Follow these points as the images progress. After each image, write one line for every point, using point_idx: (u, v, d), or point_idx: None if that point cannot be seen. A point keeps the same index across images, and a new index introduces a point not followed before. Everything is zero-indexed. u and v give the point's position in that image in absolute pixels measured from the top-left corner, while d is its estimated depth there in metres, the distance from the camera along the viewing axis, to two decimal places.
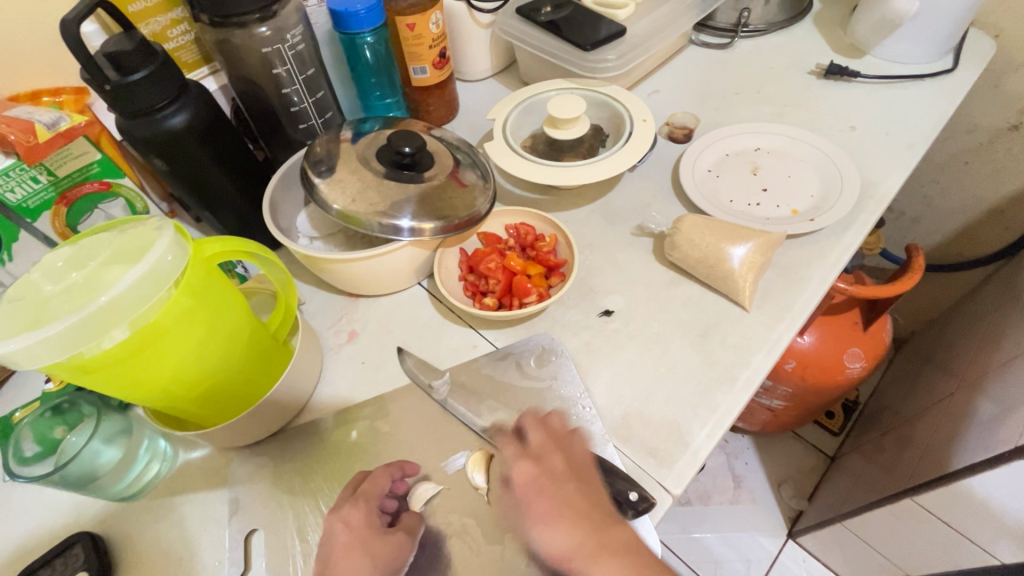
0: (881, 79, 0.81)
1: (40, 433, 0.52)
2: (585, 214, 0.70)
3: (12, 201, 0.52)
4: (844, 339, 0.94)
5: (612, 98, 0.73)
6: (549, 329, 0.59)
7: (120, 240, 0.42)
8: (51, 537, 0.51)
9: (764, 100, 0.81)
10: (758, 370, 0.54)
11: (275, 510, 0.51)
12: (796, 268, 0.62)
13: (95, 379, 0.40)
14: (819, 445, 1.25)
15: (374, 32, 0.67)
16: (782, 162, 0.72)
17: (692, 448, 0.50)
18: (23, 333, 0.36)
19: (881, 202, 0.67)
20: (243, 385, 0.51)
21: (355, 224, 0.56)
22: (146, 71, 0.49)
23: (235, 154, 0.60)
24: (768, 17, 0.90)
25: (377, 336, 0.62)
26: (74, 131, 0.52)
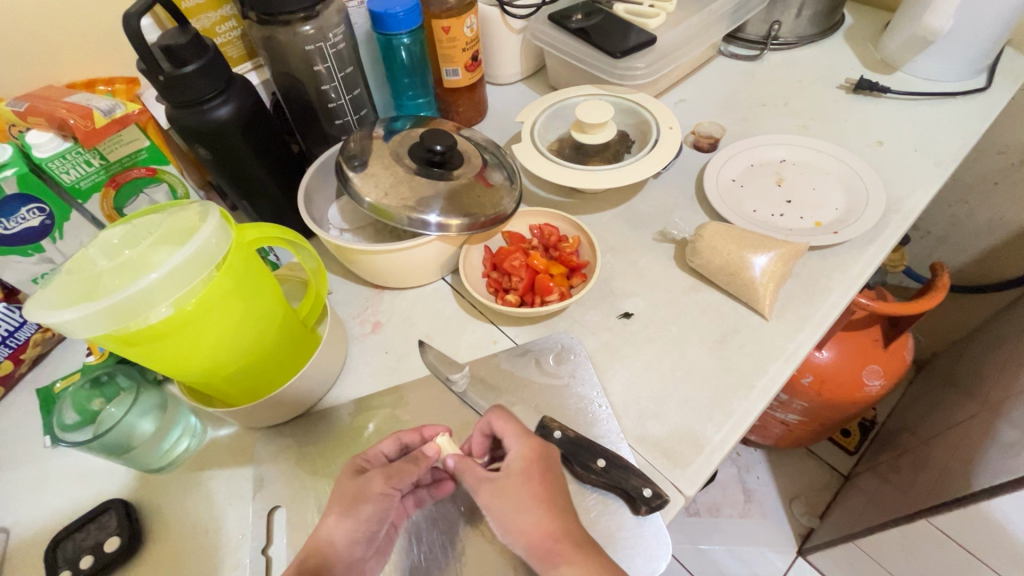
0: (911, 96, 0.81)
1: (80, 404, 0.55)
2: (608, 218, 0.71)
3: (66, 181, 0.55)
4: (863, 356, 0.93)
5: (639, 105, 0.74)
6: (568, 328, 0.61)
7: (169, 221, 0.44)
8: (86, 504, 0.53)
9: (791, 112, 0.81)
10: (775, 378, 0.55)
11: (297, 488, 0.53)
12: (817, 279, 0.62)
13: (140, 352, 0.42)
14: (833, 463, 1.24)
15: (411, 34, 0.69)
16: (807, 174, 0.72)
17: (706, 452, 0.51)
18: (78, 304, 0.38)
19: (907, 218, 0.67)
20: (273, 368, 0.53)
21: (385, 217, 0.57)
22: (197, 63, 0.52)
23: (274, 146, 0.63)
24: (798, 30, 0.90)
25: (401, 328, 0.63)
26: (127, 118, 0.55)
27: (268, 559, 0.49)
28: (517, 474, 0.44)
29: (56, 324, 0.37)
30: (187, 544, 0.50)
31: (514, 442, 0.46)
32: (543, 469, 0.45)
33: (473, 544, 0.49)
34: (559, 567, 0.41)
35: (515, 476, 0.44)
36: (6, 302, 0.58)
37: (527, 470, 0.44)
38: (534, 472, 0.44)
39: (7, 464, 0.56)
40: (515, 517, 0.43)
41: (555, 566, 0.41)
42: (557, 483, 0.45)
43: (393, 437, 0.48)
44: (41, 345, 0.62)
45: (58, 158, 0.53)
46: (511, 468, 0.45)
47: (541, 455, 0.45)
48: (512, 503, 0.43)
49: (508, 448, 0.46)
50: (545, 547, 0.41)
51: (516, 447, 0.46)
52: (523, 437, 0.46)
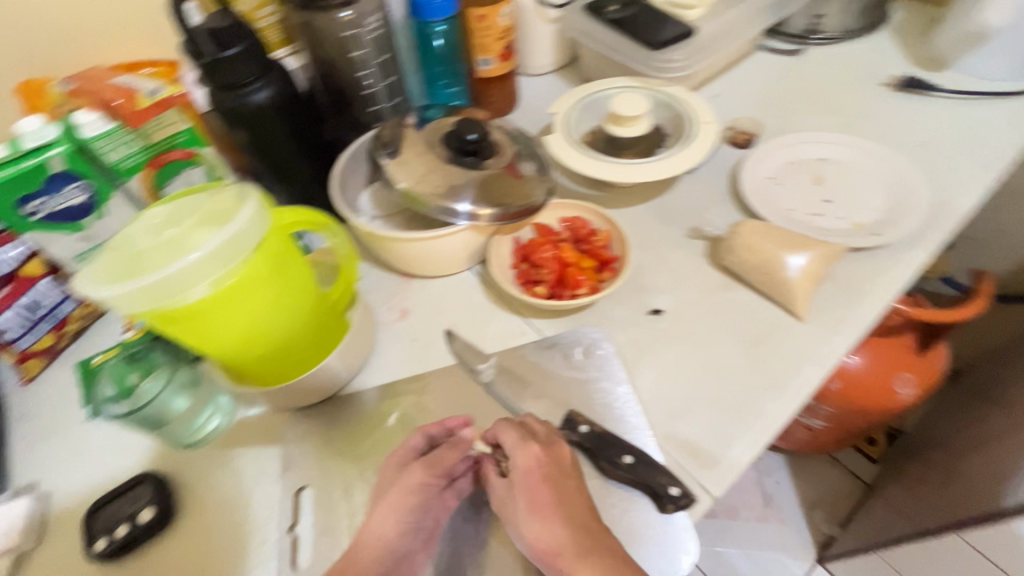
0: (960, 95, 0.78)
1: (117, 377, 0.56)
2: (639, 213, 0.70)
3: (109, 161, 0.57)
4: (895, 363, 0.91)
5: (674, 98, 0.73)
6: (596, 323, 0.60)
7: (209, 203, 0.45)
8: (122, 475, 0.55)
9: (832, 110, 0.79)
10: (809, 381, 0.54)
11: (323, 470, 0.54)
12: (855, 282, 0.60)
13: (179, 329, 0.43)
14: (857, 472, 1.21)
15: (447, 21, 0.70)
16: (848, 174, 0.70)
17: (736, 453, 0.50)
18: (120, 281, 0.39)
19: (953, 221, 0.64)
20: (304, 352, 0.54)
21: (417, 205, 0.58)
22: (239, 47, 0.53)
23: (308, 131, 0.63)
24: (842, 25, 0.87)
25: (428, 316, 0.64)
26: (169, 101, 0.57)
27: (294, 537, 0.50)
28: (521, 481, 0.46)
29: (102, 298, 0.38)
30: (217, 519, 0.52)
31: (517, 450, 0.47)
32: (545, 475, 0.46)
33: (496, 534, 0.50)
34: (564, 573, 0.43)
35: (520, 483, 0.46)
36: (50, 277, 0.60)
37: (528, 479, 0.45)
38: (535, 479, 0.45)
39: (48, 433, 0.59)
40: (525, 522, 0.45)
41: (559, 570, 0.43)
42: (563, 489, 0.46)
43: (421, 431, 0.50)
44: (81, 320, 0.64)
45: (103, 138, 0.55)
46: (518, 474, 0.46)
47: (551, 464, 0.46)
48: (522, 507, 0.45)
49: (513, 453, 0.47)
50: (549, 552, 0.43)
51: (544, 445, 0.47)
52: (524, 445, 0.47)
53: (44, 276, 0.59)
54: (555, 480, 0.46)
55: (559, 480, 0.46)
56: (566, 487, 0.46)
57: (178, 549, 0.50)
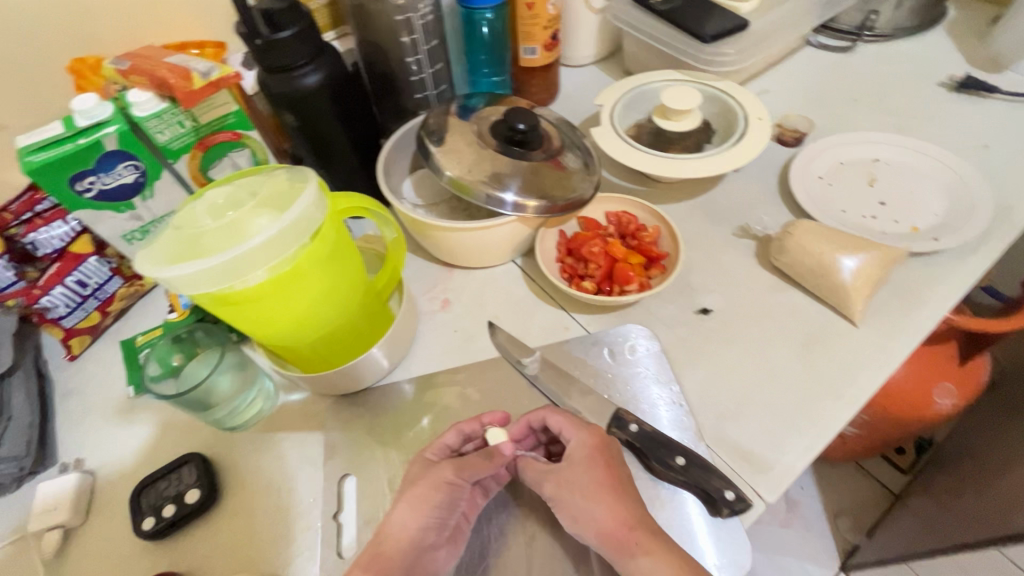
0: (1021, 97, 0.75)
1: (161, 357, 0.57)
2: (686, 210, 0.68)
3: (160, 141, 0.56)
4: (936, 372, 0.88)
5: (725, 92, 0.71)
6: (643, 320, 0.59)
7: (267, 186, 0.45)
8: (166, 454, 0.55)
9: (886, 109, 0.77)
10: (865, 387, 0.52)
11: (367, 458, 0.53)
12: (913, 287, 0.58)
13: (235, 312, 0.43)
14: (884, 481, 1.19)
15: (494, 9, 0.69)
16: (904, 176, 0.68)
17: (789, 458, 0.49)
18: (182, 261, 0.39)
19: (1016, 228, 0.62)
20: (350, 339, 0.53)
21: (464, 193, 0.57)
22: (293, 30, 0.52)
23: (355, 117, 0.62)
24: (896, 22, 0.84)
25: (470, 307, 0.63)
26: (222, 82, 0.55)
27: (339, 524, 0.50)
28: (580, 463, 0.46)
29: (165, 279, 0.38)
30: (261, 502, 0.52)
31: (573, 432, 0.47)
32: (604, 458, 0.46)
33: (542, 530, 0.49)
34: (637, 558, 0.42)
35: (579, 465, 0.46)
36: (97, 256, 0.60)
37: (589, 460, 0.46)
38: (597, 460, 0.46)
39: (92, 410, 0.59)
40: (585, 507, 0.44)
41: (631, 557, 0.42)
42: (621, 473, 0.46)
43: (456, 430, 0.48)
44: (124, 299, 0.64)
45: (155, 118, 0.54)
46: (574, 458, 0.46)
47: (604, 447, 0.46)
48: (576, 494, 0.45)
49: (567, 437, 0.48)
50: (618, 537, 0.42)
51: (582, 435, 0.47)
52: (584, 427, 0.47)
53: (92, 254, 0.60)
54: (612, 462, 0.46)
55: (618, 464, 0.46)
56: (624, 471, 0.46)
57: (223, 530, 0.50)
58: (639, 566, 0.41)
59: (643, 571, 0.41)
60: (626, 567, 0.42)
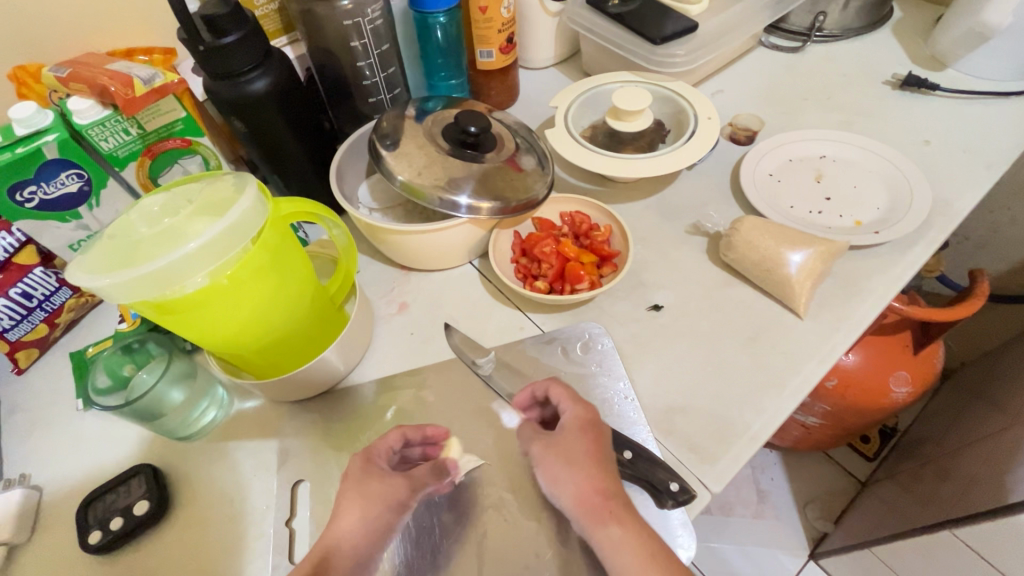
0: (961, 94, 0.78)
1: (111, 368, 0.56)
2: (640, 209, 0.70)
3: (104, 149, 0.56)
4: (892, 362, 0.91)
5: (677, 93, 0.72)
6: (597, 318, 0.60)
7: (206, 192, 0.44)
8: (115, 467, 0.54)
9: (834, 107, 0.79)
10: (809, 378, 0.54)
11: (321, 464, 0.53)
12: (856, 279, 0.60)
13: (175, 320, 0.42)
14: (850, 469, 1.22)
15: (447, 13, 0.68)
16: (849, 172, 0.70)
17: (735, 449, 0.50)
18: (117, 270, 0.38)
19: (953, 220, 0.64)
20: (302, 343, 0.53)
21: (417, 197, 0.57)
22: (237, 34, 0.52)
23: (307, 122, 0.62)
24: (844, 22, 0.87)
25: (427, 310, 0.63)
26: (166, 88, 0.55)
27: (292, 530, 0.50)
28: (573, 433, 0.47)
29: (96, 288, 0.37)
30: (213, 511, 0.51)
31: (569, 404, 0.48)
32: (593, 432, 0.47)
33: (495, 529, 0.49)
34: (610, 527, 0.42)
35: (571, 435, 0.46)
36: (43, 266, 0.59)
37: (581, 431, 0.46)
38: (587, 433, 0.46)
39: (40, 425, 0.58)
40: (567, 473, 0.44)
41: (603, 524, 0.42)
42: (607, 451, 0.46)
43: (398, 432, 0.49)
44: (74, 310, 0.63)
45: (97, 125, 0.54)
46: (567, 427, 0.47)
47: (593, 421, 0.47)
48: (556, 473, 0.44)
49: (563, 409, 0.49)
50: (594, 503, 0.43)
51: (571, 410, 0.48)
52: (581, 401, 0.48)
53: (37, 265, 0.58)
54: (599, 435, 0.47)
55: (605, 438, 0.47)
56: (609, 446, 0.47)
57: (173, 542, 0.50)
58: (610, 534, 0.42)
59: (614, 539, 0.42)
60: (595, 535, 0.43)
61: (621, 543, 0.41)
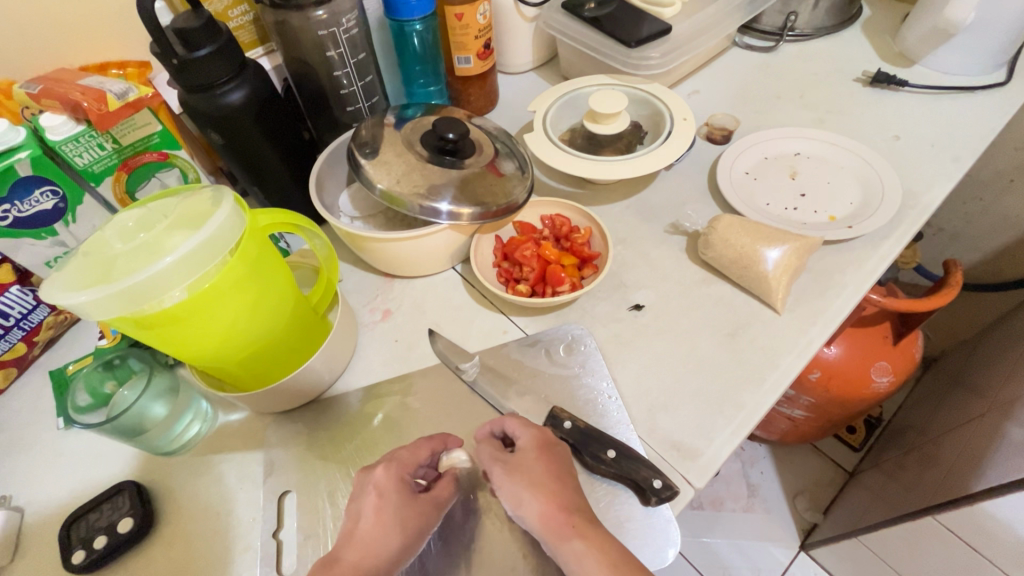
0: (928, 89, 0.80)
1: (92, 386, 0.56)
2: (619, 210, 0.70)
3: (79, 165, 0.55)
4: (872, 353, 0.93)
5: (653, 95, 0.73)
6: (579, 320, 0.60)
7: (183, 206, 0.44)
8: (98, 486, 0.53)
9: (807, 105, 0.80)
10: (787, 372, 0.55)
11: (307, 474, 0.53)
12: (830, 274, 0.62)
13: (154, 334, 0.42)
14: (838, 460, 1.23)
15: (423, 20, 0.69)
16: (822, 168, 0.71)
17: (717, 444, 0.51)
18: (93, 286, 0.38)
19: (923, 213, 0.66)
20: (285, 354, 0.53)
21: (397, 205, 0.57)
22: (211, 47, 0.52)
23: (286, 133, 0.62)
24: (815, 22, 0.89)
25: (411, 316, 0.63)
26: (140, 102, 0.55)
27: (279, 541, 0.50)
28: (531, 454, 0.47)
29: (73, 306, 0.37)
30: (199, 526, 0.51)
31: (524, 430, 0.48)
32: (550, 452, 0.47)
33: (483, 531, 0.50)
34: (573, 541, 0.42)
35: (529, 458, 0.46)
36: (20, 284, 0.58)
37: (539, 453, 0.47)
38: (544, 454, 0.47)
39: (21, 445, 0.57)
40: (529, 494, 0.44)
41: (568, 540, 0.42)
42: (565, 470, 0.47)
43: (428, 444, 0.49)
44: (53, 328, 0.63)
45: (71, 141, 0.53)
46: (525, 450, 0.47)
47: (549, 443, 0.48)
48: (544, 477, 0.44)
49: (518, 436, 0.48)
50: (558, 520, 0.43)
51: (525, 434, 0.48)
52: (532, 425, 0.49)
53: (14, 283, 0.58)
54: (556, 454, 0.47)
55: (562, 455, 0.48)
56: (567, 464, 0.47)
57: (160, 557, 0.49)
58: (573, 548, 0.42)
59: (576, 554, 0.41)
60: (559, 549, 0.42)
61: (583, 557, 0.41)
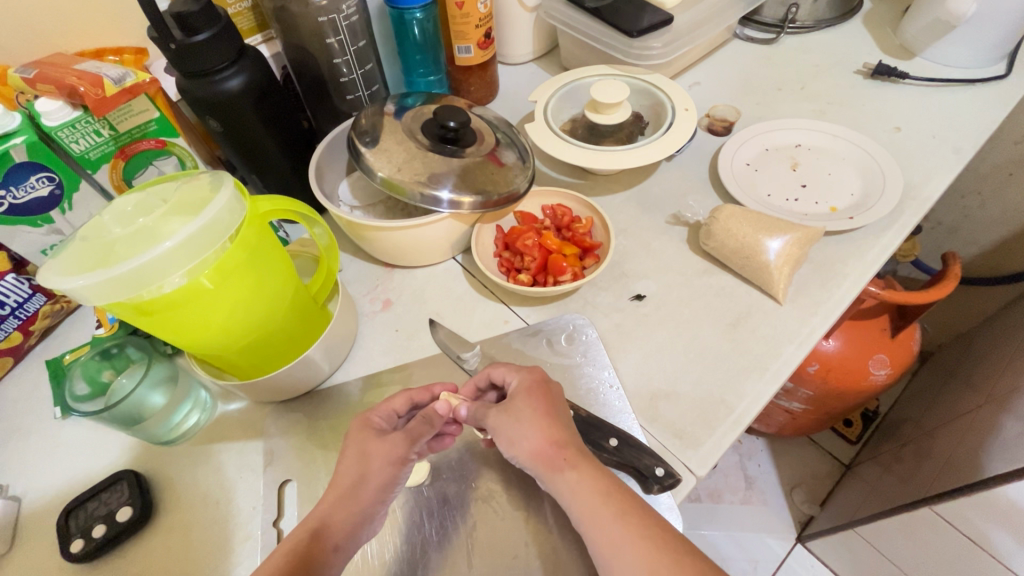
0: (929, 82, 0.80)
1: (90, 374, 0.55)
2: (621, 201, 0.70)
3: (75, 151, 0.55)
4: (870, 346, 0.93)
5: (655, 86, 0.73)
6: (581, 310, 0.60)
7: (182, 191, 0.44)
8: (97, 475, 0.53)
9: (807, 97, 0.80)
10: (789, 361, 0.55)
11: (308, 463, 0.53)
12: (831, 264, 0.62)
13: (152, 321, 0.42)
14: (834, 452, 1.24)
15: (423, 8, 0.68)
16: (823, 159, 0.71)
17: (719, 432, 0.51)
18: (91, 270, 0.38)
19: (923, 204, 0.66)
20: (285, 342, 0.53)
21: (398, 193, 0.57)
22: (209, 32, 0.51)
23: (285, 121, 0.62)
24: (816, 14, 0.88)
25: (411, 306, 0.63)
26: (138, 88, 0.54)
27: (279, 530, 0.49)
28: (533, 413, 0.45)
29: (69, 291, 0.37)
30: (199, 515, 0.51)
31: (515, 374, 0.48)
32: (541, 393, 0.46)
33: (484, 520, 0.49)
34: (565, 473, 0.42)
35: (518, 398, 0.45)
36: (15, 273, 0.58)
37: (529, 392, 0.46)
38: (534, 394, 0.46)
39: (17, 434, 0.57)
40: (519, 430, 0.43)
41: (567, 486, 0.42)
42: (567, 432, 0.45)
43: (405, 395, 0.48)
44: (50, 317, 0.62)
45: (67, 127, 0.52)
46: (517, 391, 0.46)
47: (542, 382, 0.47)
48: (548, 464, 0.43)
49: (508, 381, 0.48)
50: (549, 454, 0.43)
51: (517, 377, 0.47)
52: (526, 369, 0.48)
53: (10, 272, 0.57)
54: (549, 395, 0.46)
55: (555, 397, 0.46)
56: (560, 405, 0.46)
57: (159, 547, 0.49)
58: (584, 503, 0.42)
59: (580, 501, 0.41)
60: (553, 483, 0.42)
61: (588, 536, 0.40)
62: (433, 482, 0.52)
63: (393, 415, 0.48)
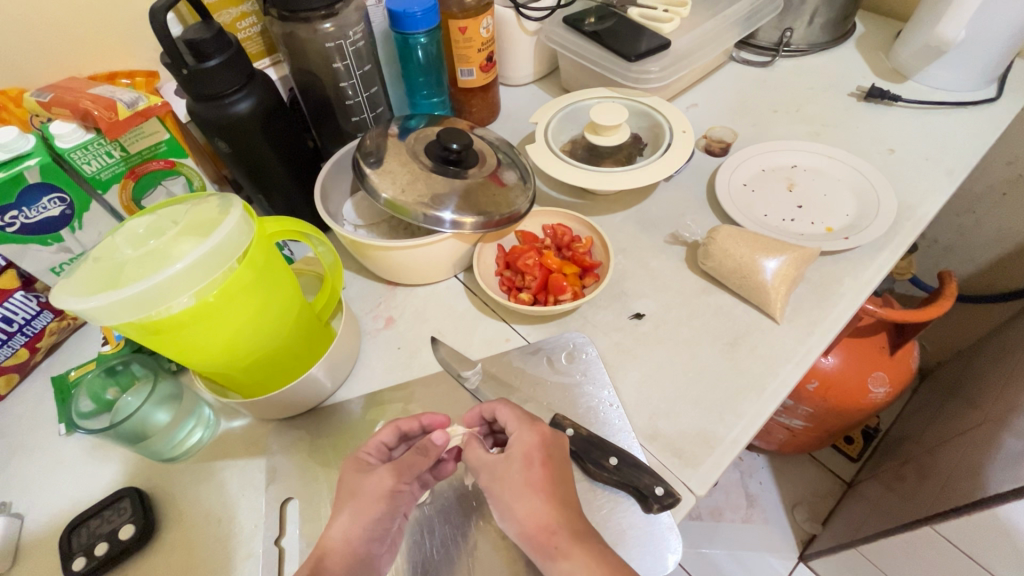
0: (922, 105, 0.81)
1: (94, 392, 0.56)
2: (620, 220, 0.71)
3: (87, 172, 0.56)
4: (868, 363, 0.93)
5: (653, 108, 0.75)
6: (580, 328, 0.61)
7: (192, 212, 0.45)
8: (99, 491, 0.53)
9: (802, 119, 0.82)
10: (786, 381, 0.55)
11: (309, 481, 0.53)
12: (828, 284, 0.63)
13: (161, 340, 0.43)
14: (836, 470, 1.24)
15: (428, 33, 0.70)
16: (819, 180, 0.72)
17: (717, 452, 0.51)
18: (101, 292, 0.38)
19: (917, 225, 0.67)
20: (290, 359, 0.54)
21: (400, 213, 0.58)
22: (221, 58, 0.53)
23: (292, 142, 0.63)
24: (810, 38, 0.90)
25: (413, 324, 0.64)
26: (150, 111, 0.55)
27: (281, 548, 0.50)
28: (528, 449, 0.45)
29: (81, 310, 0.37)
30: (201, 533, 0.51)
31: (524, 420, 0.47)
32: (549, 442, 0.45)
33: (485, 540, 0.50)
34: (578, 521, 0.42)
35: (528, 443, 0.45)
36: (24, 290, 0.58)
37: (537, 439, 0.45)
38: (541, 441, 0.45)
39: (22, 451, 0.57)
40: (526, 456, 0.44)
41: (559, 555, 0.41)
42: (558, 469, 0.45)
43: (391, 427, 0.48)
44: (56, 334, 0.63)
45: (80, 149, 0.54)
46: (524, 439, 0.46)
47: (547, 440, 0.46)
48: (551, 483, 0.43)
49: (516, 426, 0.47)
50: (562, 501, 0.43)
51: (524, 431, 0.46)
52: (530, 424, 0.46)
53: (19, 289, 0.58)
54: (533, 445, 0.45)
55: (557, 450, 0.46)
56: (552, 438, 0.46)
57: (161, 564, 0.49)
58: (577, 544, 0.40)
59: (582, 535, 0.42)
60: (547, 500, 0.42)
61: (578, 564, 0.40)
62: (433, 499, 0.52)
63: (384, 448, 0.48)
